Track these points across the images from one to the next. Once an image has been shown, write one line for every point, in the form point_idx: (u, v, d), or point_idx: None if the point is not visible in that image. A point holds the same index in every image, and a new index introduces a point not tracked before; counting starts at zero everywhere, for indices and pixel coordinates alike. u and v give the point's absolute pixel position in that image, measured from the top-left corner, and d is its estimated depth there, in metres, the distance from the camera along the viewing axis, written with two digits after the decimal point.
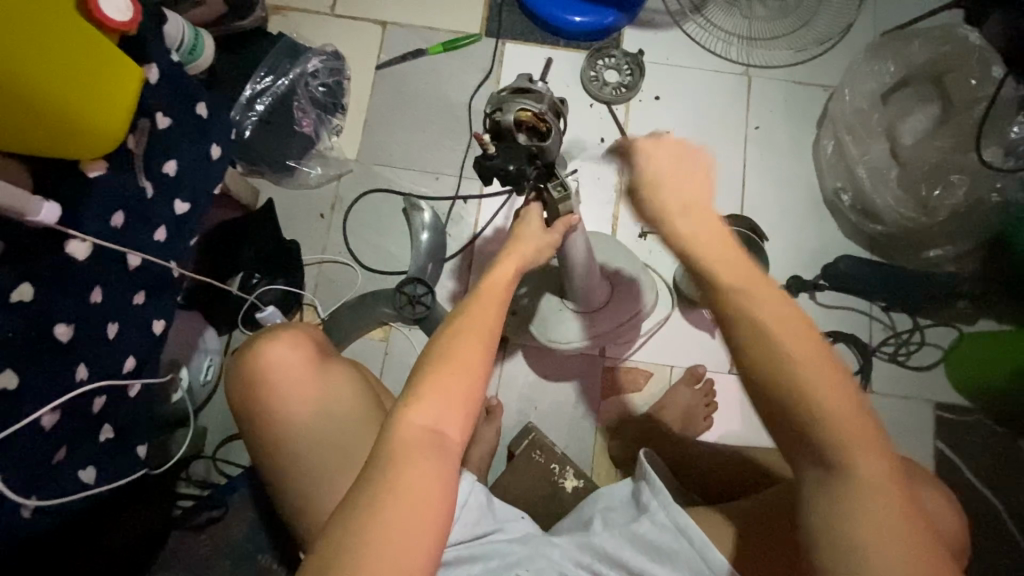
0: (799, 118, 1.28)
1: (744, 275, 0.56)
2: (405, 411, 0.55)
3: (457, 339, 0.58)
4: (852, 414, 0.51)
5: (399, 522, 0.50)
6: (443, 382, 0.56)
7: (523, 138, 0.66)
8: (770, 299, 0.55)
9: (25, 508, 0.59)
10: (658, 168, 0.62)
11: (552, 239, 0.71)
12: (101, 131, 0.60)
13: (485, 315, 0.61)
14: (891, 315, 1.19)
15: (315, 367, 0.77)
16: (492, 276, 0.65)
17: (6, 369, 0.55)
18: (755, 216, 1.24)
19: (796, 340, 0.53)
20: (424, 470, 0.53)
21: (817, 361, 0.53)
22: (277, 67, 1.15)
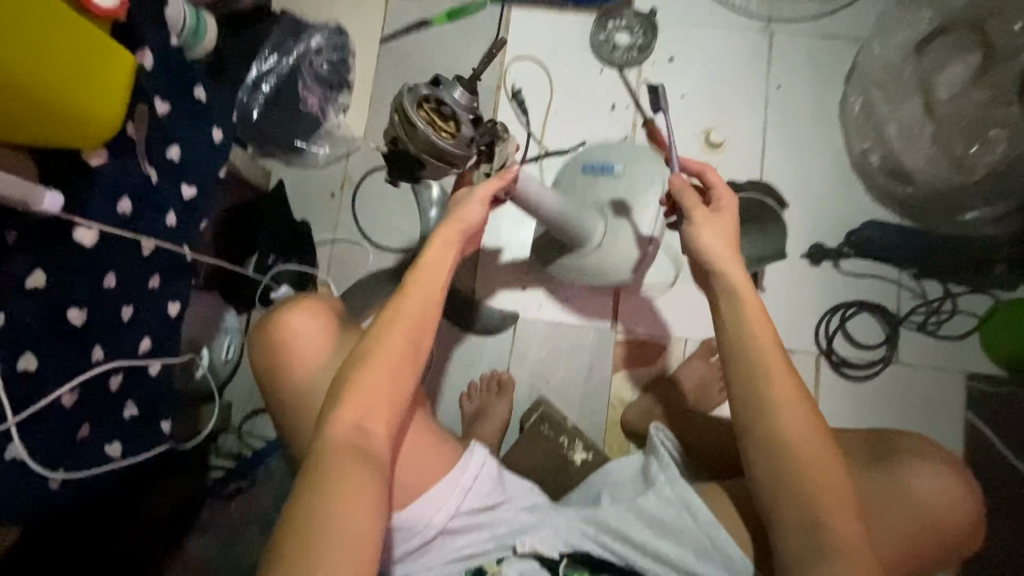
0: (825, 75, 1.20)
1: (760, 340, 0.66)
2: (331, 414, 0.60)
3: (384, 336, 0.64)
4: (824, 466, 0.61)
5: (335, 521, 0.53)
6: (370, 384, 0.61)
7: (420, 123, 0.65)
8: (777, 366, 0.65)
9: (54, 481, 0.63)
10: (711, 229, 0.73)
11: (479, 214, 0.73)
12: (95, 117, 0.61)
13: (417, 306, 0.66)
14: (922, 283, 1.13)
15: (337, 338, 0.76)
16: (428, 255, 0.70)
17: (26, 352, 0.59)
18: (776, 181, 1.18)
19: (788, 399, 0.63)
20: (357, 469, 0.56)
21: (805, 420, 0.63)
22: (282, 45, 1.15)
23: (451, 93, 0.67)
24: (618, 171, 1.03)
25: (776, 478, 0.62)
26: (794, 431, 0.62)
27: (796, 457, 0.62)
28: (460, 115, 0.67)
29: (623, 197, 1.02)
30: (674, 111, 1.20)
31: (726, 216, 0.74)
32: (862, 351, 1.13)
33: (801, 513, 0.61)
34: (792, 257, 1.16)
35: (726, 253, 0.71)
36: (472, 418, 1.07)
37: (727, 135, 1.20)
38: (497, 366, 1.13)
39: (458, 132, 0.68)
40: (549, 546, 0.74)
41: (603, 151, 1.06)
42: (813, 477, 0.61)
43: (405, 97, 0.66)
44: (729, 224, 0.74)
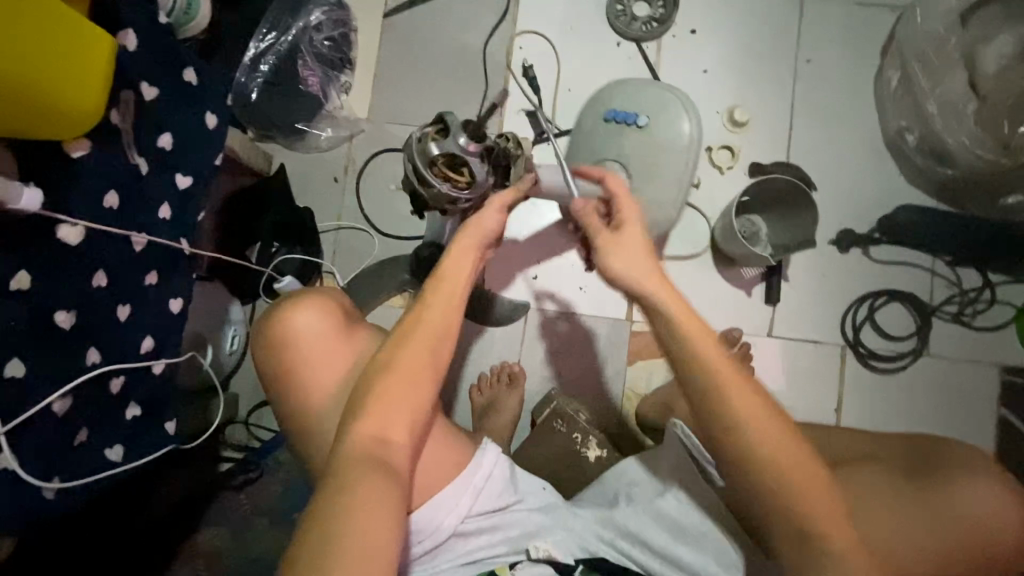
0: (859, 47, 1.12)
1: (726, 370, 0.61)
2: (352, 425, 0.58)
3: (402, 349, 0.61)
4: (819, 492, 0.59)
5: (353, 539, 0.50)
6: (392, 392, 0.59)
7: (436, 184, 0.71)
8: (745, 398, 0.60)
9: (49, 490, 0.62)
10: (622, 250, 0.67)
11: (496, 221, 0.68)
12: (72, 104, 0.56)
13: (438, 317, 0.63)
14: (958, 270, 1.07)
15: (347, 337, 0.72)
16: (452, 258, 0.66)
17: (14, 359, 0.56)
18: (804, 162, 1.11)
19: (766, 429, 0.60)
20: (376, 484, 0.54)
21: (788, 446, 0.60)
22: (280, 20, 1.05)
23: (458, 143, 0.69)
24: (643, 122, 0.97)
25: (774, 511, 0.60)
26: (778, 463, 0.59)
27: (787, 489, 0.59)
28: (470, 162, 0.70)
29: (650, 152, 0.97)
30: (696, 87, 1.13)
31: (634, 229, 0.68)
32: (892, 343, 1.07)
33: (801, 542, 0.59)
34: (820, 244, 1.10)
35: (640, 266, 0.65)
36: (481, 411, 1.03)
37: (752, 113, 1.12)
38: (508, 358, 1.09)
39: (472, 177, 0.72)
40: (563, 551, 0.72)
41: (629, 97, 0.99)
42: (809, 507, 0.59)
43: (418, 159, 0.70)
44: (635, 237, 0.67)
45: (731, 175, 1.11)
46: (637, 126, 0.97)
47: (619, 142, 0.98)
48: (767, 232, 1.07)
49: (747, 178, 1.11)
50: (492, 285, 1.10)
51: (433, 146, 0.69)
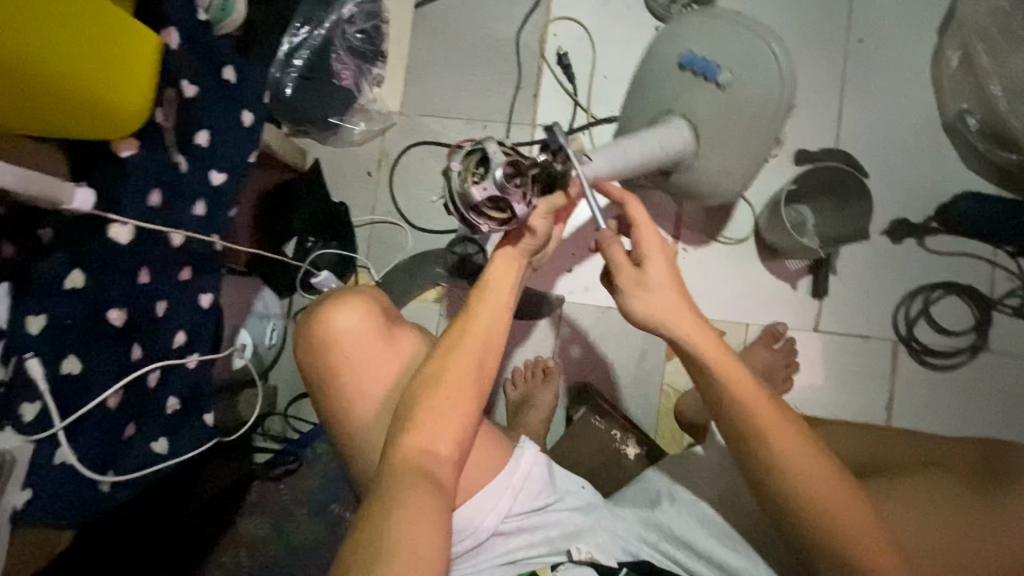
0: (914, 26, 1.06)
1: (758, 402, 0.59)
2: (400, 435, 0.58)
3: (446, 363, 0.62)
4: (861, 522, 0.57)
5: (400, 548, 0.50)
6: (436, 407, 0.60)
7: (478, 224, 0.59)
8: (781, 427, 0.59)
9: (104, 483, 0.64)
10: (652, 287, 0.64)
11: (545, 227, 0.66)
12: (120, 105, 0.57)
13: (485, 328, 0.64)
14: (1020, 262, 1.02)
15: (387, 338, 0.72)
16: (494, 271, 0.67)
17: (69, 355, 0.58)
18: (854, 149, 1.05)
19: (804, 458, 0.58)
20: (425, 497, 0.54)
21: (824, 478, 0.57)
22: (314, 14, 1.05)
23: (494, 181, 0.57)
24: (724, 80, 0.84)
25: (811, 533, 0.58)
26: (815, 489, 0.57)
27: (824, 512, 0.57)
28: (512, 203, 0.58)
29: (726, 114, 0.87)
30: None
31: (661, 258, 0.65)
32: (949, 338, 1.02)
33: (838, 564, 0.57)
34: (871, 234, 1.05)
35: (667, 298, 0.64)
36: (517, 405, 1.02)
37: (798, 97, 1.07)
38: (543, 353, 1.07)
39: (514, 213, 0.60)
40: (606, 555, 0.71)
41: (710, 43, 0.85)
42: (848, 532, 0.56)
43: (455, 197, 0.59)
44: (660, 267, 0.65)
45: (777, 163, 1.06)
46: (715, 83, 0.85)
47: (695, 99, 0.87)
48: (814, 223, 1.02)
49: (794, 167, 1.06)
50: (526, 278, 1.08)
51: (469, 186, 0.57)
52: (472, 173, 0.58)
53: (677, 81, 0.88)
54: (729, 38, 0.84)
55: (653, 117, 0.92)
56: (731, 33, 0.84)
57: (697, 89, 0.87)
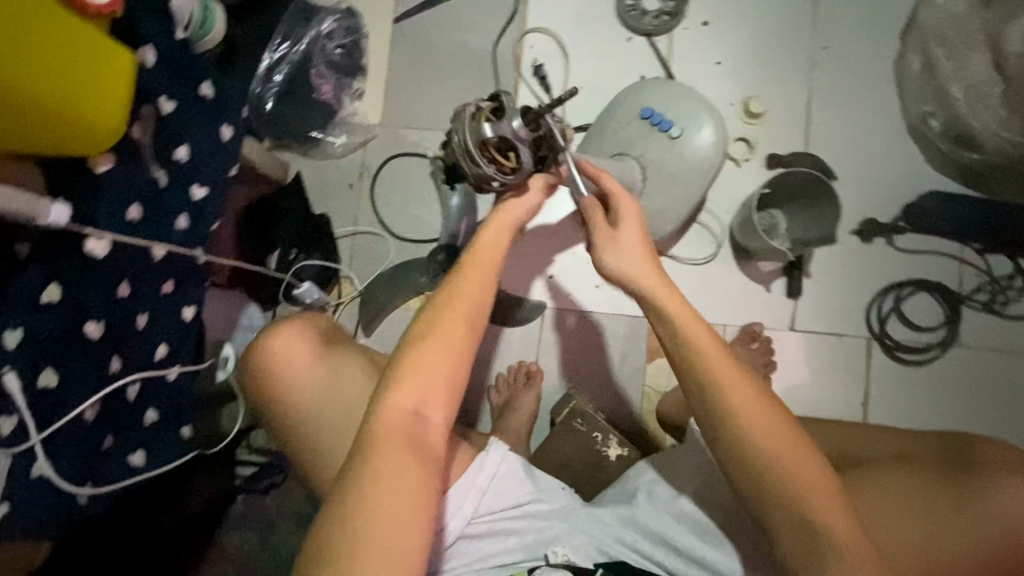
0: (877, 32, 1.10)
1: (718, 362, 0.61)
2: (385, 395, 0.57)
3: (438, 321, 0.60)
4: (810, 479, 0.58)
5: (384, 519, 0.51)
6: (427, 368, 0.58)
7: (483, 164, 0.66)
8: (738, 384, 0.60)
9: (82, 496, 0.66)
10: (624, 249, 0.68)
11: (538, 198, 0.70)
12: (96, 122, 0.59)
13: (473, 292, 0.63)
14: (987, 258, 1.05)
15: (325, 355, 0.73)
16: (480, 244, 0.66)
17: (47, 369, 0.59)
18: (823, 152, 1.09)
19: (760, 415, 0.59)
20: (405, 468, 0.54)
21: (777, 431, 0.59)
22: (293, 30, 1.08)
23: (511, 126, 0.65)
24: (676, 134, 0.96)
25: (757, 473, 0.59)
26: (762, 433, 0.59)
27: (770, 452, 0.58)
28: (520, 148, 0.66)
29: (675, 163, 0.97)
30: (709, 80, 1.11)
31: (631, 226, 0.69)
32: (921, 334, 1.05)
33: (780, 502, 0.58)
34: (841, 235, 1.07)
35: (639, 260, 0.67)
36: (500, 409, 1.03)
37: (768, 104, 1.10)
38: (526, 358, 1.08)
39: (518, 161, 0.67)
40: (583, 557, 0.72)
41: (666, 102, 0.98)
42: (793, 472, 0.58)
43: (469, 137, 0.65)
44: (632, 234, 0.69)
45: (749, 167, 1.09)
46: (668, 134, 0.97)
47: (654, 145, 0.97)
48: (786, 227, 1.04)
49: (766, 171, 1.09)
50: (508, 285, 1.10)
51: (487, 127, 0.64)
52: (487, 116, 0.65)
53: (635, 127, 0.98)
54: (682, 102, 0.98)
55: (608, 153, 0.98)
56: (685, 98, 0.98)
57: (654, 136, 0.97)
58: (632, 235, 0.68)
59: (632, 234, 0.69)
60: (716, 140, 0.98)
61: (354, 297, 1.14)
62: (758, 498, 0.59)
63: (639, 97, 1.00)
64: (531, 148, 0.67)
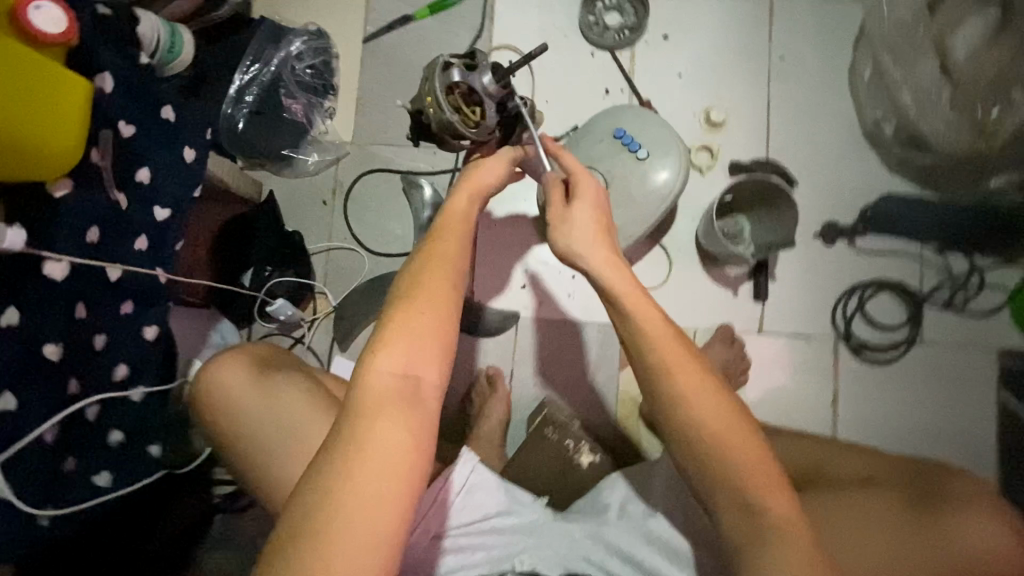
0: (831, 40, 1.14)
1: (673, 353, 0.59)
2: (374, 354, 0.54)
3: (424, 280, 0.58)
4: (757, 468, 0.56)
5: (368, 490, 0.48)
6: (415, 325, 0.55)
7: (449, 108, 0.78)
8: (690, 372, 0.58)
9: (42, 516, 0.67)
10: (575, 232, 0.69)
11: (505, 171, 0.72)
12: (52, 148, 0.61)
13: (452, 252, 0.62)
14: (946, 256, 1.07)
15: (259, 382, 0.74)
16: (451, 207, 0.67)
17: (5, 392, 0.61)
18: (784, 158, 1.12)
19: (715, 404, 0.57)
20: (396, 428, 0.51)
21: (727, 415, 0.57)
22: (262, 53, 1.11)
23: (480, 80, 0.78)
24: (642, 155, 0.99)
25: (700, 452, 0.57)
26: (708, 416, 0.57)
27: (715, 432, 0.56)
28: (483, 104, 0.79)
29: (636, 184, 0.99)
30: (671, 91, 1.15)
31: (582, 205, 0.70)
32: (885, 333, 1.07)
33: (720, 483, 0.56)
34: (804, 238, 1.10)
35: (590, 238, 0.68)
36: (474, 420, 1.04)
37: (728, 112, 1.13)
38: (500, 369, 1.10)
39: (481, 117, 0.80)
40: (548, 567, 0.72)
41: (637, 124, 1.01)
42: (735, 451, 0.56)
43: (441, 81, 0.79)
44: (585, 213, 0.70)
45: (712, 175, 1.12)
46: (635, 156, 0.99)
47: (620, 161, 1.00)
48: (750, 232, 1.07)
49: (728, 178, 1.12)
50: (481, 297, 1.12)
51: (456, 73, 0.78)
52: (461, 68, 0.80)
53: (606, 144, 1.01)
54: (650, 126, 1.01)
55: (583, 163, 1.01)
56: (653, 123, 1.01)
57: (623, 153, 1.00)
58: (583, 212, 0.70)
59: (586, 211, 0.70)
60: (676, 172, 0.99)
61: (329, 313, 1.15)
62: (702, 481, 0.58)
63: (613, 116, 1.03)
64: (496, 108, 0.80)
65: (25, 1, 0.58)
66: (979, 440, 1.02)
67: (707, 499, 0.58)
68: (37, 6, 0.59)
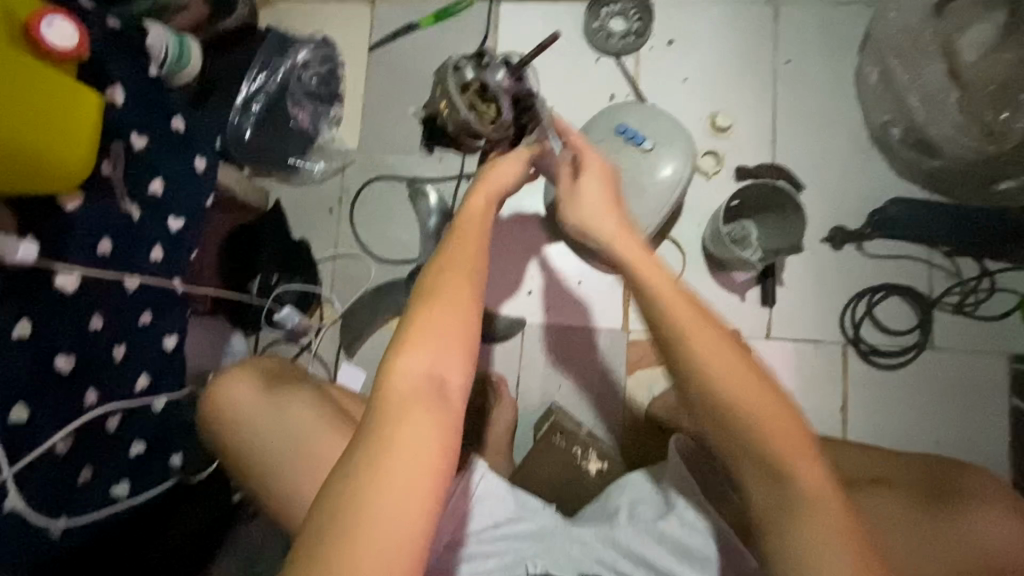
0: (837, 44, 1.13)
1: (701, 329, 0.61)
2: (396, 356, 0.55)
3: (442, 283, 0.59)
4: (788, 440, 0.58)
5: (394, 493, 0.49)
6: (432, 325, 0.56)
7: (464, 105, 0.78)
8: (718, 348, 0.60)
9: (55, 528, 0.68)
10: (584, 204, 0.72)
11: (520, 171, 0.72)
12: (66, 162, 0.61)
13: (465, 254, 0.62)
14: (955, 261, 1.06)
15: (268, 397, 0.74)
16: (467, 210, 0.67)
17: (17, 404, 0.61)
18: (790, 163, 1.11)
19: (743, 380, 0.59)
20: (420, 426, 0.52)
21: (757, 386, 0.59)
22: (270, 61, 1.12)
23: (494, 75, 0.77)
24: (647, 147, 1.00)
25: (739, 423, 0.58)
26: (739, 388, 0.59)
27: (751, 404, 0.58)
28: (499, 98, 0.77)
29: (642, 174, 0.99)
30: (676, 97, 1.15)
31: (588, 180, 0.74)
32: (895, 337, 1.06)
33: (754, 458, 0.58)
34: (812, 243, 1.09)
35: (602, 213, 0.71)
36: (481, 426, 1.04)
37: (734, 117, 1.13)
38: (505, 374, 1.09)
39: (498, 115, 0.78)
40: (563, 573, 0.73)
41: (639, 120, 1.02)
42: (770, 423, 0.58)
43: (453, 81, 0.80)
44: (595, 188, 0.74)
45: (718, 180, 1.12)
46: (639, 148, 1.00)
47: (626, 158, 1.00)
48: (758, 237, 1.04)
49: (735, 183, 1.12)
50: (487, 303, 1.12)
51: (471, 71, 0.78)
52: (474, 65, 0.79)
53: (609, 142, 1.01)
54: (652, 121, 1.01)
55: None
56: (655, 116, 1.02)
57: (626, 149, 1.00)
58: (593, 187, 0.74)
59: (596, 186, 0.74)
60: (681, 166, 0.99)
61: (336, 320, 1.15)
62: (729, 453, 0.60)
63: (614, 115, 1.03)
64: (511, 102, 0.78)
65: (37, 16, 0.59)
66: (991, 447, 1.01)
67: (738, 470, 0.60)
68: (49, 22, 0.59)
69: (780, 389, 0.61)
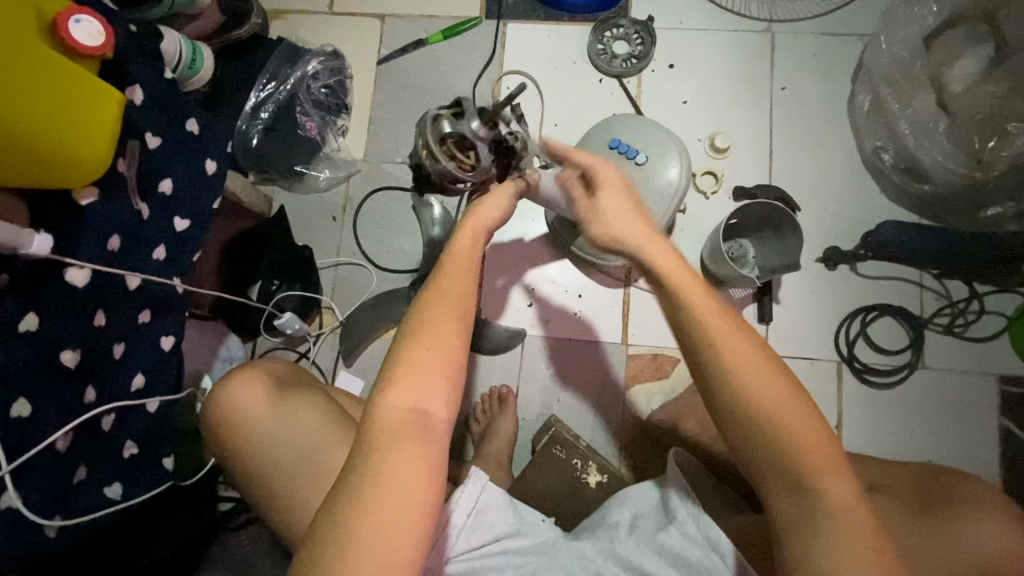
0: (831, 73, 1.18)
1: (739, 341, 0.58)
2: (383, 391, 0.55)
3: (432, 312, 0.58)
4: (817, 455, 0.56)
5: (384, 523, 0.49)
6: (420, 358, 0.56)
7: (444, 160, 0.75)
8: (755, 364, 0.57)
9: (49, 528, 0.66)
10: (609, 212, 0.67)
11: (505, 206, 0.69)
12: (82, 157, 0.62)
13: (458, 283, 0.61)
14: (945, 283, 1.09)
15: (278, 405, 0.74)
16: (451, 247, 0.64)
17: (20, 398, 0.60)
18: (786, 184, 1.15)
19: (776, 395, 0.56)
20: (407, 458, 0.52)
21: (787, 402, 0.56)
22: (278, 71, 1.14)
23: (469, 126, 0.73)
24: (642, 160, 1.01)
25: (757, 448, 0.57)
26: (769, 404, 0.56)
27: (773, 423, 0.56)
28: (477, 147, 0.74)
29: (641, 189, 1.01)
30: (677, 118, 1.18)
31: (618, 190, 0.68)
32: (888, 357, 1.08)
33: (772, 472, 0.57)
34: (807, 263, 1.12)
35: (623, 220, 0.66)
36: (481, 437, 1.03)
37: (732, 139, 1.16)
38: (505, 384, 1.10)
39: (477, 163, 0.76)
40: None
41: (632, 134, 1.04)
42: (792, 439, 0.56)
43: (431, 134, 0.75)
44: (615, 200, 0.68)
45: (717, 199, 1.15)
46: (634, 162, 1.01)
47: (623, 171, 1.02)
48: (754, 256, 1.10)
49: (733, 202, 1.14)
50: (488, 314, 1.12)
51: (446, 123, 0.73)
52: (447, 117, 0.74)
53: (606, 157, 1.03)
54: (647, 134, 1.04)
55: None
56: (650, 131, 1.04)
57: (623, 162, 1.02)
58: (613, 201, 0.68)
59: (615, 199, 0.68)
60: (680, 174, 1.01)
61: (335, 327, 1.15)
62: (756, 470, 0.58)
63: (609, 130, 1.06)
64: (490, 147, 0.75)
65: (65, 14, 0.60)
66: (982, 468, 1.03)
67: (760, 485, 0.59)
68: (76, 19, 0.61)
69: (809, 400, 0.58)
